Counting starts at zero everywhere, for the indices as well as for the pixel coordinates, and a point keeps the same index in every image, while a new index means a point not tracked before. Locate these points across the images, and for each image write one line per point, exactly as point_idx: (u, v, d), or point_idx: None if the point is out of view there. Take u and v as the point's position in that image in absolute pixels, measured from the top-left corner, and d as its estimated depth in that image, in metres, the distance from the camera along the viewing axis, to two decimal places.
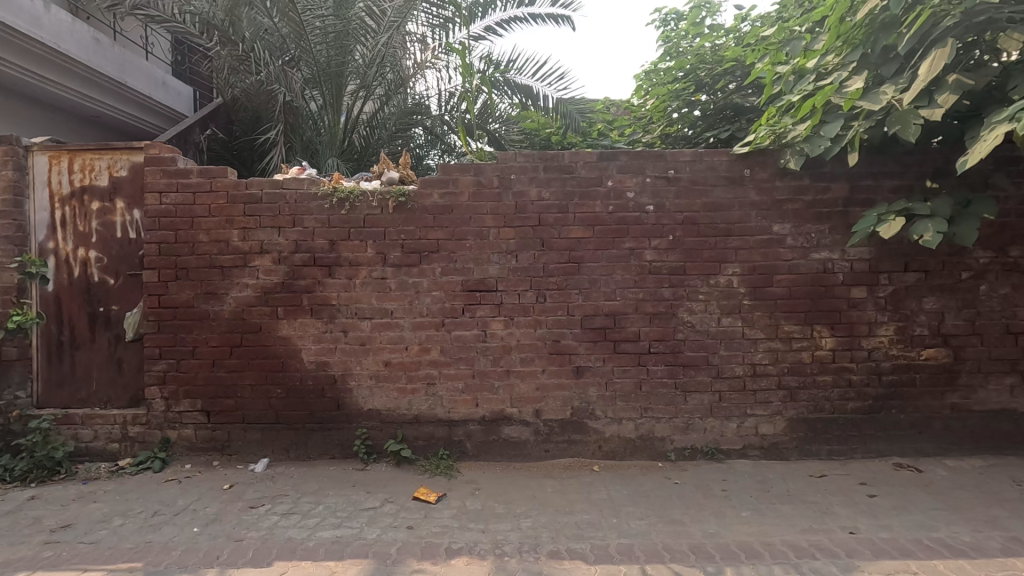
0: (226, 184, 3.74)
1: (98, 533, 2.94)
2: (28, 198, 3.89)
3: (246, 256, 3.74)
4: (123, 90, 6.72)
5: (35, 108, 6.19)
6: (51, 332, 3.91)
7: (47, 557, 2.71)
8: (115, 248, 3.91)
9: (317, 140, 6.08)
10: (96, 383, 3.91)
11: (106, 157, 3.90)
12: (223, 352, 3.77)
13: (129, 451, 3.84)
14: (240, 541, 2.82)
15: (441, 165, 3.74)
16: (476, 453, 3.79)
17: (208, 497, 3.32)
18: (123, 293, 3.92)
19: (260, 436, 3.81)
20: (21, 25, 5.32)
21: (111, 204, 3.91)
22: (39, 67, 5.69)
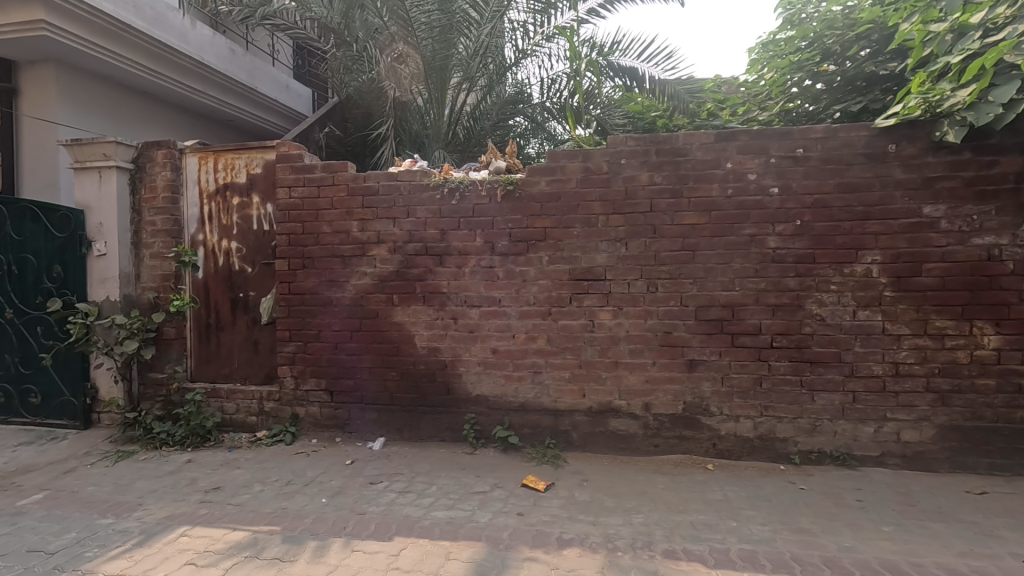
0: (346, 177, 3.97)
1: (243, 496, 3.27)
2: (182, 196, 4.39)
3: (364, 246, 3.96)
4: (254, 95, 7.37)
5: (185, 115, 7.01)
6: (201, 315, 4.37)
7: (203, 515, 3.05)
8: (252, 239, 4.29)
9: (423, 133, 6.37)
10: (236, 361, 4.33)
11: (244, 156, 4.28)
12: (344, 336, 4.02)
13: (265, 424, 4.21)
14: (363, 514, 3.00)
15: (548, 152, 3.71)
16: (582, 444, 3.74)
17: (332, 471, 3.57)
18: (259, 280, 4.29)
19: (376, 416, 4.03)
20: (173, 41, 6.05)
21: (248, 199, 4.28)
22: (188, 79, 6.42)
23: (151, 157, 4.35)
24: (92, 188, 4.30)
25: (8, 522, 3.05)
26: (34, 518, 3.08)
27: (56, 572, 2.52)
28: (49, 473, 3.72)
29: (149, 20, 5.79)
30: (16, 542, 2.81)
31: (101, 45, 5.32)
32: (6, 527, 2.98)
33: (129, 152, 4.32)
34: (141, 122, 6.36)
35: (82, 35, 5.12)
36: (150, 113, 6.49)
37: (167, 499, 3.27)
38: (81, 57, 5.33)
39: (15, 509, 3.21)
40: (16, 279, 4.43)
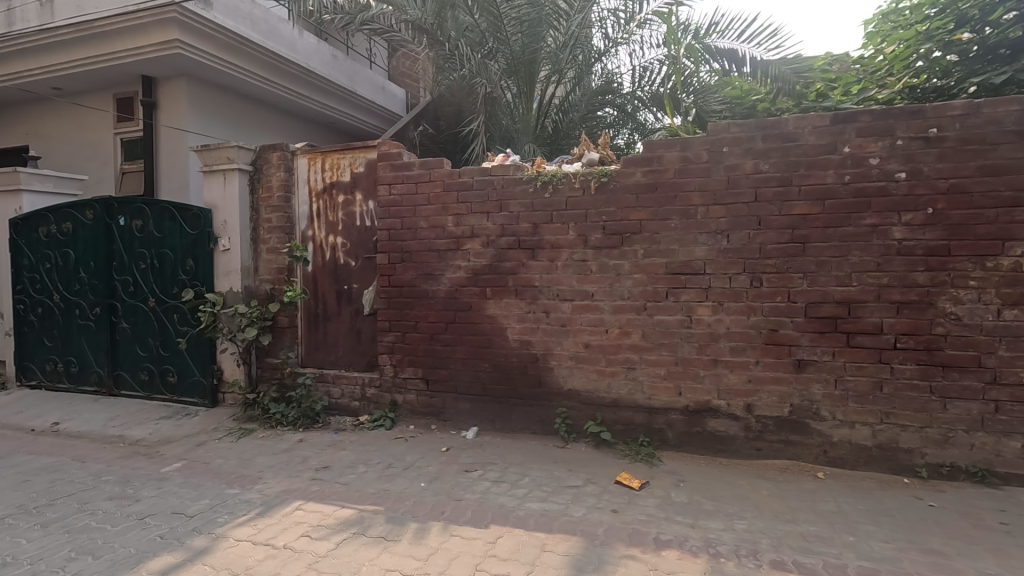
0: (442, 173, 4.09)
1: (349, 476, 3.49)
2: (294, 195, 4.72)
3: (459, 240, 4.06)
4: (354, 98, 7.79)
5: (294, 120, 7.55)
6: (310, 305, 4.69)
7: (315, 491, 3.29)
8: (355, 234, 4.54)
9: (513, 128, 6.26)
10: (341, 349, 4.61)
11: (349, 155, 4.53)
12: (440, 327, 4.16)
13: (366, 409, 4.46)
14: (460, 501, 3.09)
15: (644, 142, 3.60)
16: (677, 444, 3.62)
17: (430, 457, 3.72)
18: (361, 273, 4.54)
19: (469, 406, 4.13)
20: (284, 51, 6.53)
21: (352, 196, 4.53)
22: (297, 85, 6.90)
23: (267, 159, 4.72)
24: (218, 190, 4.74)
25: (154, 486, 3.46)
26: (175, 484, 3.47)
27: (194, 534, 2.83)
28: (184, 445, 4.17)
29: (264, 33, 6.29)
30: (162, 504, 3.19)
31: (224, 59, 5.86)
32: (153, 490, 3.39)
33: (248, 156, 4.72)
34: (257, 128, 6.93)
35: (208, 50, 5.67)
36: (265, 119, 7.05)
37: (283, 474, 3.56)
38: (207, 69, 5.89)
39: (160, 475, 3.63)
40: (157, 272, 4.99)
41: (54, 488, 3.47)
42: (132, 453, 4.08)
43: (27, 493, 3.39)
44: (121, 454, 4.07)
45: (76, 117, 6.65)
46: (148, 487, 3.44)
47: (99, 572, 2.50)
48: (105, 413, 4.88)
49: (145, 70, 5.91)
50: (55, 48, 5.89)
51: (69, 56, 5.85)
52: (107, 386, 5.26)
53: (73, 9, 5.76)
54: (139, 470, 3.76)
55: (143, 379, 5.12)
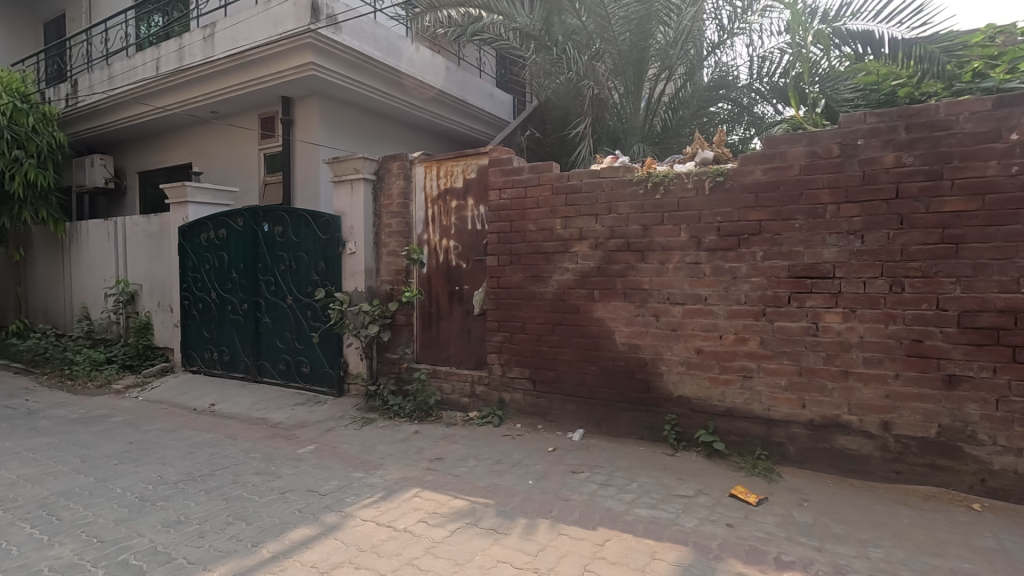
0: (552, 177, 4.15)
1: (461, 468, 3.66)
2: (411, 201, 5.03)
3: (567, 243, 4.09)
4: (464, 106, 8.10)
5: (409, 130, 8.00)
6: (424, 305, 4.96)
7: (430, 480, 3.49)
8: (466, 238, 4.74)
9: (621, 128, 6.24)
10: (452, 347, 4.82)
11: (462, 162, 4.74)
12: (547, 329, 4.22)
13: (476, 406, 4.63)
14: (568, 501, 3.12)
15: (765, 138, 3.41)
16: (800, 460, 3.37)
17: (537, 455, 3.79)
18: (472, 275, 4.72)
19: (575, 408, 4.15)
20: (402, 66, 6.92)
21: (465, 201, 4.74)
22: (414, 98, 7.30)
23: (388, 168, 5.08)
24: (346, 198, 5.18)
25: (293, 464, 3.86)
26: (310, 464, 3.85)
27: (327, 511, 3.12)
28: (316, 430, 4.61)
29: (386, 50, 6.71)
30: (299, 482, 3.55)
31: (349, 77, 6.39)
32: (292, 468, 3.78)
33: (372, 166, 5.11)
34: (377, 139, 7.46)
35: (336, 69, 6.20)
36: (384, 131, 7.55)
37: (401, 462, 3.81)
38: (335, 87, 6.45)
39: (297, 455, 4.05)
40: (294, 273, 5.56)
41: (214, 460, 3.99)
42: (273, 434, 4.58)
43: (193, 463, 3.94)
44: (265, 435, 4.59)
45: (229, 137, 7.58)
46: (287, 466, 3.85)
47: (251, 537, 2.84)
48: (251, 397, 5.52)
49: (285, 92, 6.59)
50: (213, 76, 6.75)
51: (225, 83, 6.69)
52: (252, 373, 5.94)
53: (228, 41, 6.56)
54: (280, 449, 4.22)
55: (281, 369, 5.72)
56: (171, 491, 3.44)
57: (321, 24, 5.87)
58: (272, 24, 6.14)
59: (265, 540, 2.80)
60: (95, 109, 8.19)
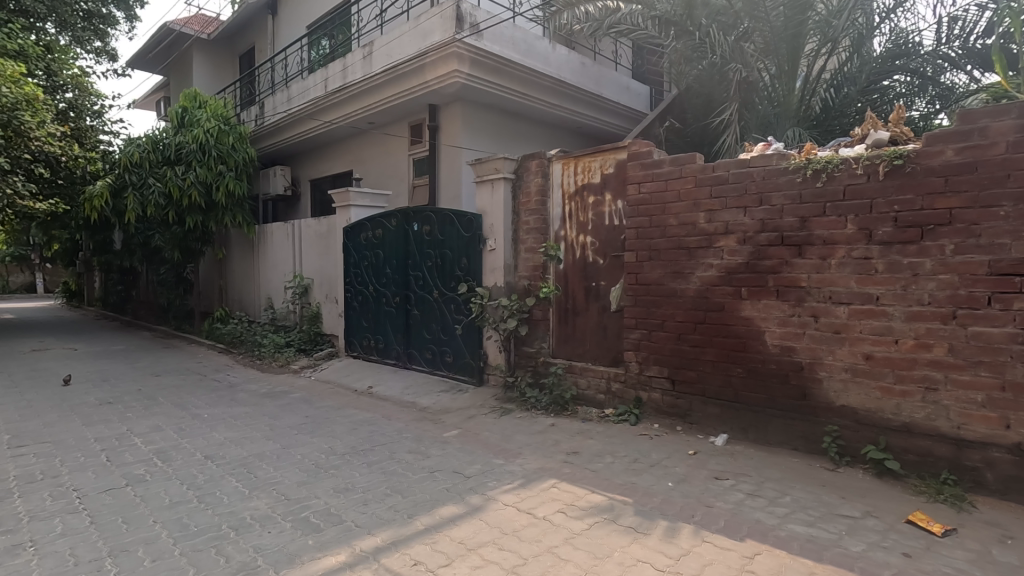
0: (695, 169, 3.98)
1: (598, 464, 3.66)
2: (549, 198, 5.12)
3: (711, 237, 3.89)
4: (600, 101, 8.02)
5: (544, 128, 8.11)
6: (561, 301, 5.02)
7: (567, 473, 3.55)
8: (603, 234, 4.72)
9: (772, 112, 5.71)
10: (588, 343, 4.82)
11: (599, 158, 4.72)
12: (688, 327, 4.05)
13: (612, 403, 4.59)
14: (711, 508, 2.98)
15: (959, 112, 2.94)
16: (1000, 490, 2.87)
17: (676, 458, 3.67)
18: (609, 271, 4.69)
19: (719, 411, 3.94)
20: (537, 65, 7.06)
21: (602, 197, 4.72)
22: (548, 96, 7.38)
23: (527, 167, 5.23)
24: (487, 197, 5.43)
25: (440, 446, 4.17)
26: (455, 447, 4.12)
27: (472, 492, 3.32)
28: (459, 416, 4.92)
29: (523, 51, 6.90)
30: (446, 463, 3.83)
31: (490, 81, 6.66)
32: (439, 450, 4.09)
33: (512, 165, 5.29)
34: (515, 138, 7.72)
35: (478, 74, 6.51)
36: (520, 130, 7.77)
37: (539, 453, 3.92)
38: (477, 92, 6.78)
39: (443, 438, 4.36)
40: (440, 268, 5.96)
41: (373, 437, 4.44)
42: (422, 418, 4.97)
43: (356, 438, 4.42)
44: (414, 417, 5.00)
45: (384, 144, 8.32)
46: (435, 447, 4.16)
47: (407, 509, 3.13)
48: (402, 382, 6.03)
49: (432, 99, 7.08)
50: (371, 90, 7.47)
51: (380, 96, 7.35)
52: (403, 360, 6.49)
53: (383, 58, 7.21)
54: (428, 432, 4.57)
55: (428, 357, 6.17)
56: (340, 461, 3.91)
57: (465, 32, 6.21)
58: (421, 38, 6.63)
59: (419, 513, 3.06)
60: (278, 127, 9.49)
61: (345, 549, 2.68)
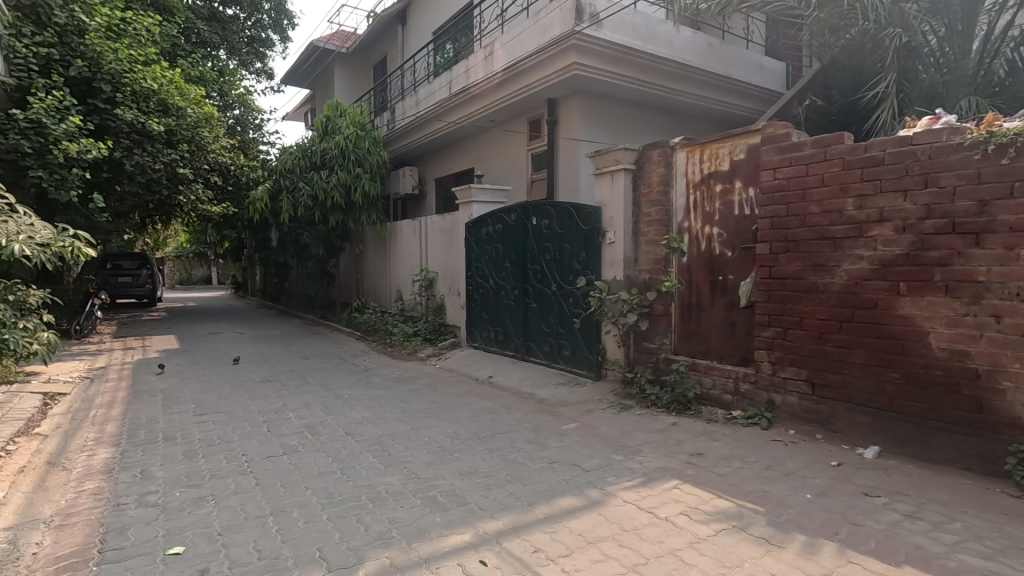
0: (842, 150, 3.59)
1: (725, 468, 3.46)
2: (672, 188, 4.91)
3: (861, 226, 3.49)
4: (729, 83, 7.52)
5: (666, 115, 7.79)
6: (684, 295, 4.80)
7: (690, 474, 3.40)
8: (732, 224, 4.43)
9: (941, 81, 5.01)
10: (715, 340, 4.56)
11: (729, 143, 4.44)
12: (832, 326, 3.67)
13: (740, 404, 4.31)
14: (860, 526, 2.68)
15: None
16: None
17: (816, 468, 3.35)
18: (738, 264, 4.39)
19: (868, 421, 3.54)
20: (660, 50, 6.79)
21: (731, 185, 4.43)
22: (672, 82, 7.07)
23: (648, 157, 5.06)
24: (607, 189, 5.35)
25: (559, 438, 4.20)
26: (573, 440, 4.13)
27: (591, 486, 3.31)
28: (577, 409, 4.92)
29: (644, 37, 6.68)
30: (565, 455, 3.85)
31: (610, 70, 6.53)
32: (558, 442, 4.12)
33: (633, 155, 5.15)
34: (635, 128, 7.52)
35: (598, 65, 6.42)
36: (640, 119, 7.55)
37: (660, 452, 3.80)
38: (597, 83, 6.69)
39: (561, 431, 4.39)
40: (558, 262, 5.98)
41: (495, 425, 4.60)
42: (540, 409, 5.05)
43: (478, 425, 4.61)
44: (533, 409, 5.09)
45: (504, 141, 8.52)
46: (554, 439, 4.21)
47: (526, 497, 3.20)
48: (521, 373, 6.18)
49: (551, 94, 7.12)
50: (491, 89, 7.68)
51: (500, 94, 7.53)
52: (521, 352, 6.62)
53: (504, 56, 7.37)
54: (546, 423, 4.64)
55: (546, 350, 6.24)
56: (463, 446, 4.10)
57: (584, 24, 6.14)
58: (541, 33, 6.67)
59: (538, 502, 3.12)
60: (407, 130, 10.12)
61: (469, 530, 2.80)
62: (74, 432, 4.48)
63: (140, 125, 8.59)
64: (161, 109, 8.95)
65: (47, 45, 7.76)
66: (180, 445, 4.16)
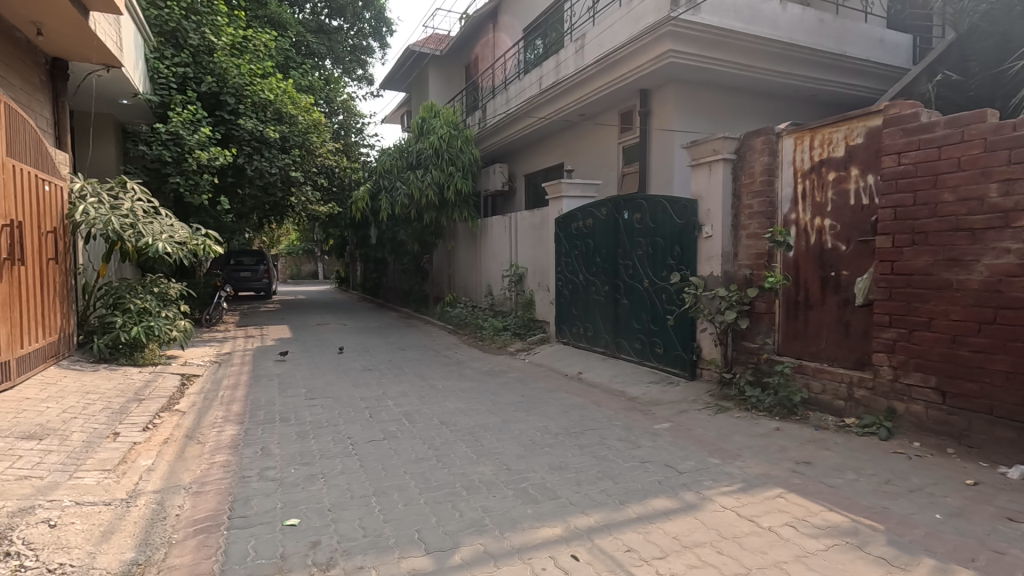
0: (983, 130, 3.19)
1: (837, 479, 3.20)
2: (777, 178, 4.60)
3: (1007, 215, 3.09)
4: (843, 61, 6.91)
5: (769, 100, 7.32)
6: (790, 292, 4.49)
7: (797, 484, 3.18)
8: (847, 215, 4.08)
9: None
10: (825, 341, 4.23)
11: (844, 127, 4.08)
12: (968, 328, 3.27)
13: (854, 411, 3.97)
14: (1002, 555, 2.37)
15: None
16: None
17: (947, 486, 3.01)
18: (854, 259, 4.03)
19: (1013, 436, 3.12)
20: (764, 31, 6.37)
21: (847, 172, 4.08)
22: (777, 64, 6.61)
23: (751, 145, 4.77)
24: (704, 180, 5.11)
25: (651, 438, 4.10)
26: (666, 441, 4.01)
27: (686, 488, 3.19)
28: (671, 409, 4.77)
29: (747, 18, 6.30)
30: (658, 455, 3.75)
31: (708, 56, 6.23)
32: (650, 441, 4.02)
33: (733, 144, 4.88)
34: (735, 115, 7.13)
35: (695, 51, 6.15)
36: (741, 105, 7.14)
37: (762, 458, 3.59)
38: (694, 70, 6.41)
39: (653, 430, 4.27)
40: (651, 257, 5.82)
41: (585, 421, 4.58)
42: (631, 408, 4.95)
43: (568, 420, 4.60)
44: (624, 406, 5.00)
45: (594, 135, 8.41)
46: (646, 438, 4.11)
47: (618, 495, 3.15)
48: (611, 370, 6.08)
49: (645, 84, 6.91)
50: (582, 83, 7.61)
51: (592, 87, 7.43)
52: (612, 349, 6.52)
53: (596, 48, 7.27)
54: (638, 422, 4.54)
55: (637, 347, 6.10)
56: (553, 440, 4.12)
57: (681, 9, 5.90)
58: (634, 22, 6.49)
59: (630, 501, 3.07)
60: (498, 128, 10.28)
61: (560, 524, 2.81)
62: (207, 410, 5.04)
63: (259, 133, 9.43)
64: (277, 118, 9.76)
65: (183, 65, 8.77)
66: (294, 426, 4.53)
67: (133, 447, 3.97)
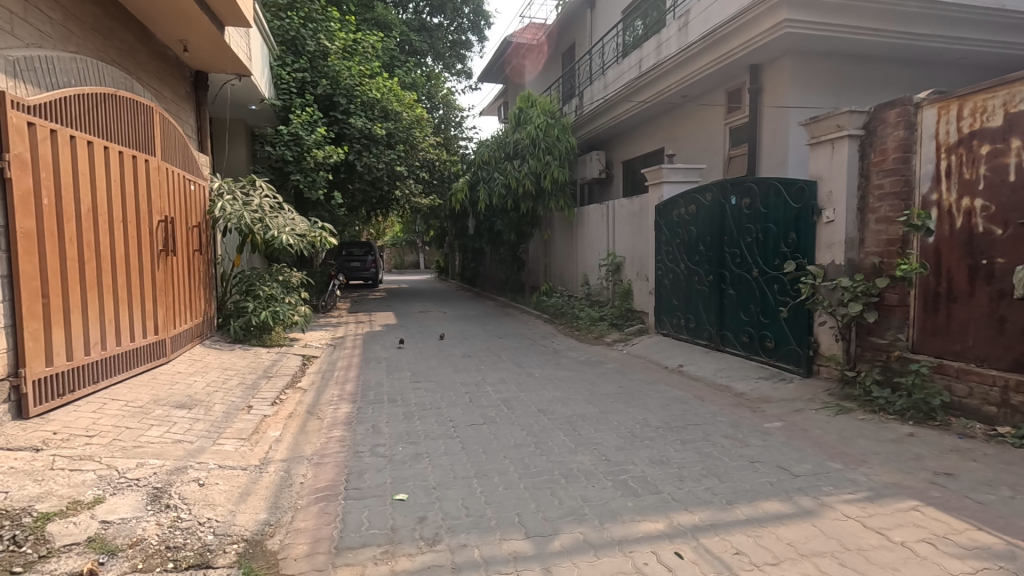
0: None
1: (987, 495, 2.82)
2: (915, 154, 4.09)
3: None
4: (999, 17, 5.99)
5: (903, 67, 6.53)
6: (929, 283, 3.99)
7: (935, 497, 2.84)
8: (1005, 194, 3.54)
9: None
10: (973, 339, 3.72)
11: (1002, 92, 3.55)
12: None
13: (1009, 420, 3.48)
14: None
15: None
16: None
17: None
18: (1012, 244, 3.50)
19: None
20: None
21: (1005, 144, 3.54)
22: (915, 26, 5.86)
23: (883, 119, 4.28)
24: (825, 160, 4.67)
25: (761, 437, 3.85)
26: (779, 441, 3.75)
27: (802, 493, 2.97)
28: (783, 407, 4.46)
29: None
30: (769, 455, 3.51)
31: (831, 22, 5.66)
32: (760, 440, 3.78)
33: (860, 119, 4.40)
34: (861, 87, 6.44)
35: (816, 19, 5.62)
36: (869, 75, 6.44)
37: (893, 465, 3.25)
38: (813, 40, 5.86)
39: (764, 429, 4.02)
40: (761, 245, 5.44)
41: (687, 415, 4.41)
42: (738, 404, 4.69)
43: (669, 414, 4.45)
44: (730, 402, 4.75)
45: (698, 116, 7.99)
46: (755, 437, 3.87)
47: (725, 495, 2.99)
48: (715, 364, 5.80)
49: (756, 58, 6.44)
50: (686, 63, 7.24)
51: (696, 65, 7.05)
52: (716, 342, 6.21)
53: (701, 25, 6.89)
54: (746, 419, 4.29)
55: (745, 341, 5.75)
56: (654, 434, 4.00)
57: None
58: None
59: (738, 502, 2.90)
60: (596, 114, 10.09)
61: (663, 519, 2.73)
62: (324, 389, 5.47)
63: (368, 130, 10.00)
64: (383, 115, 10.29)
65: (302, 71, 9.50)
66: (400, 407, 4.79)
67: (263, 419, 4.41)
